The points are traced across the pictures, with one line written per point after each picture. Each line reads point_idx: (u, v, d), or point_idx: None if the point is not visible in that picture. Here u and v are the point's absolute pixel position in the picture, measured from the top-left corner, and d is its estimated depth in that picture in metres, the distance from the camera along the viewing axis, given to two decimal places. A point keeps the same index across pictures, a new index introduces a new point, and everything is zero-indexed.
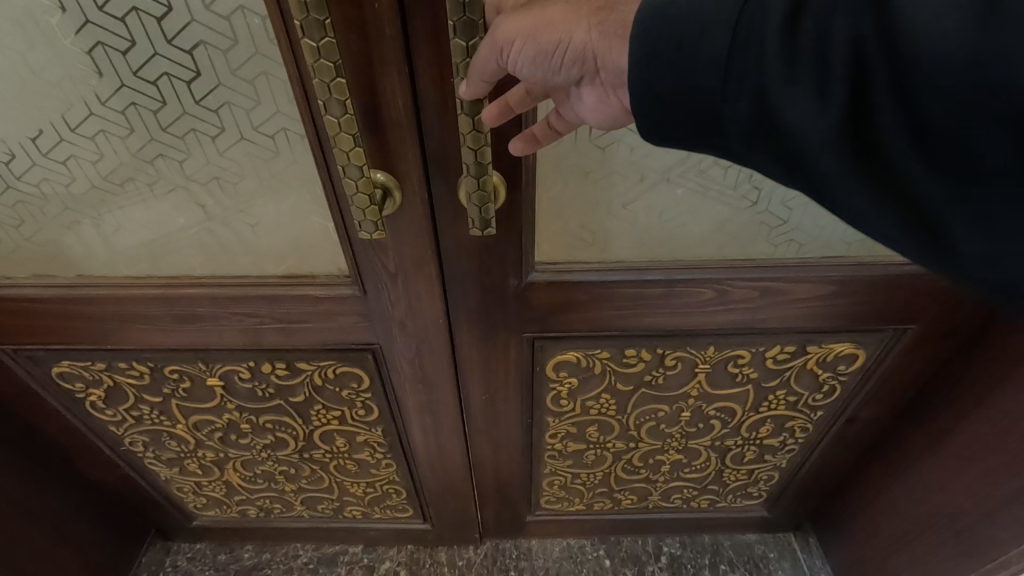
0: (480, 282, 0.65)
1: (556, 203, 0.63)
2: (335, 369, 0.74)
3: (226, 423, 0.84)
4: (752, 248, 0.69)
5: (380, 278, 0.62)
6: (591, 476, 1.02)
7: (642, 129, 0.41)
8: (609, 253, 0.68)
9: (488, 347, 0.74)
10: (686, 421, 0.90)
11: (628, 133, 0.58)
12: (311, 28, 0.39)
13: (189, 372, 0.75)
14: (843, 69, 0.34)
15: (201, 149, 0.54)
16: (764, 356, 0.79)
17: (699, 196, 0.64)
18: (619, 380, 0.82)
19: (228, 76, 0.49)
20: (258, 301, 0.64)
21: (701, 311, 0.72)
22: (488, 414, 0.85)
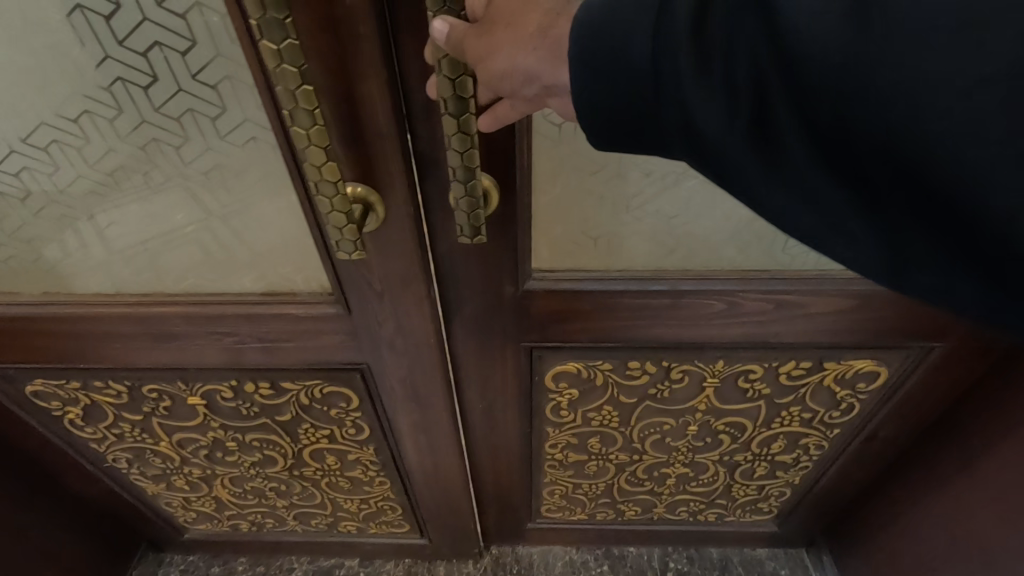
0: (476, 289, 0.60)
1: (555, 208, 0.58)
2: (322, 389, 0.70)
3: (211, 441, 0.80)
4: (766, 255, 0.64)
5: (366, 298, 0.57)
6: (594, 487, 0.97)
7: (590, 139, 0.36)
8: (614, 262, 0.63)
9: (482, 356, 0.69)
10: (693, 435, 0.85)
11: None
12: (271, 29, 0.34)
13: (168, 392, 0.71)
14: (750, 78, 0.30)
15: (164, 159, 0.49)
16: (777, 372, 0.74)
17: (707, 200, 0.58)
18: (623, 392, 0.77)
19: (189, 80, 0.44)
20: (236, 320, 0.60)
21: (711, 324, 0.67)
22: (486, 425, 0.81)
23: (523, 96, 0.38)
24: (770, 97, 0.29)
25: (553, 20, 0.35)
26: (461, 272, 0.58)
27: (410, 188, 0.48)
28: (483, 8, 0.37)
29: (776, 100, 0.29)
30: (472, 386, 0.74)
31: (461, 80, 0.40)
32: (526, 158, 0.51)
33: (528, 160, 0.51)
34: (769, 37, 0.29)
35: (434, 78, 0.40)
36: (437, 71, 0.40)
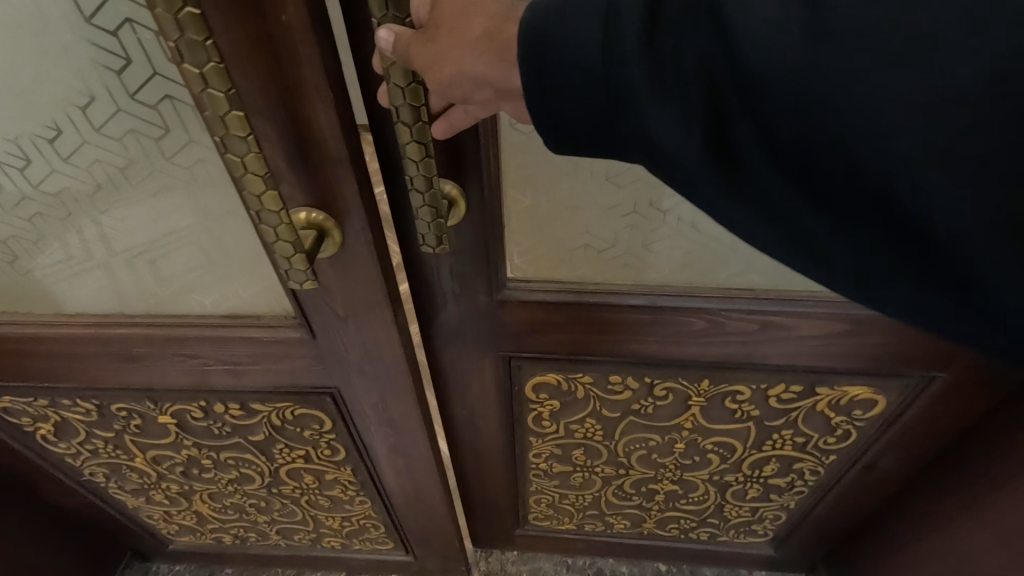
0: (454, 296, 0.63)
1: (528, 217, 0.57)
2: (293, 411, 0.67)
3: (186, 458, 0.78)
4: (756, 274, 0.61)
5: (330, 322, 0.54)
6: (580, 497, 0.95)
7: (549, 144, 0.35)
8: (592, 274, 0.62)
9: (457, 359, 0.71)
10: (681, 454, 0.82)
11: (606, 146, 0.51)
12: (191, 52, 0.30)
13: (138, 411, 0.69)
14: (703, 91, 0.29)
15: (110, 182, 0.46)
16: (767, 394, 0.71)
17: (687, 215, 0.56)
18: (606, 406, 0.75)
19: (127, 100, 0.40)
20: (199, 343, 0.58)
21: (695, 342, 0.65)
22: (470, 430, 0.83)
23: (476, 100, 0.38)
24: (723, 111, 0.29)
25: (499, 25, 0.35)
26: (430, 273, 0.60)
27: (369, 210, 0.45)
28: (428, 12, 0.37)
29: (728, 113, 0.29)
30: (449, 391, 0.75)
31: (409, 89, 0.40)
32: (493, 166, 0.51)
33: (495, 170, 0.52)
34: (718, 49, 0.28)
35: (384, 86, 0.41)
36: (388, 79, 0.39)
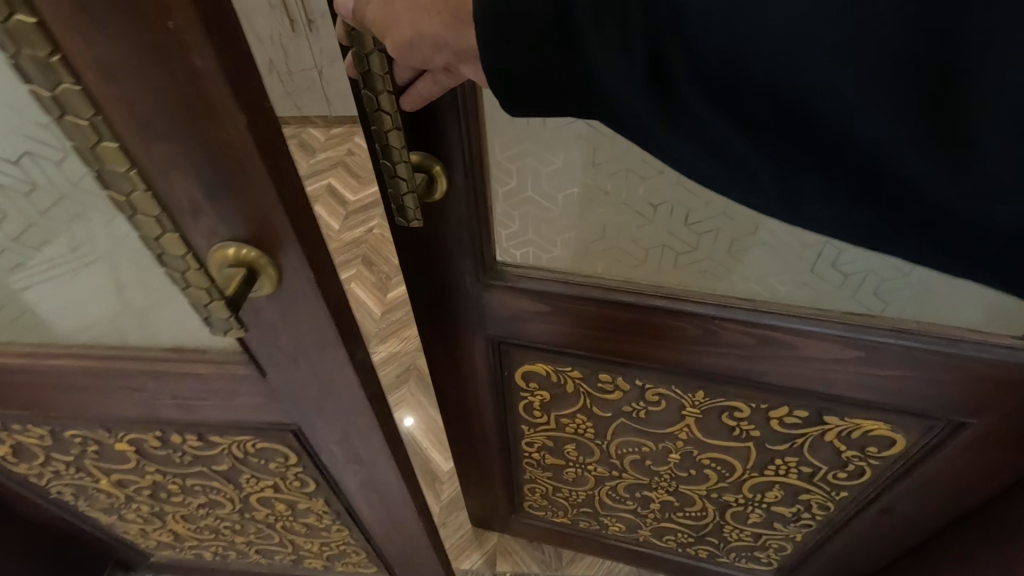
0: (438, 280, 0.72)
1: (521, 201, 0.66)
2: (254, 444, 0.62)
3: (151, 482, 0.74)
4: (758, 285, 0.66)
5: (279, 361, 0.48)
6: (574, 494, 1.07)
7: (509, 110, 0.40)
8: (582, 265, 0.70)
9: (452, 341, 0.81)
10: (676, 464, 0.90)
11: (581, 125, 0.58)
12: (35, 74, 0.29)
13: (92, 437, 0.65)
14: (646, 34, 0.33)
15: (21, 208, 0.42)
16: (767, 414, 0.76)
17: (676, 212, 0.63)
18: (597, 405, 0.85)
19: (9, 120, 0.36)
20: (142, 376, 0.52)
21: (683, 350, 0.71)
22: (461, 408, 0.94)
23: (438, 63, 0.45)
24: (663, 52, 0.33)
25: None
26: (418, 251, 0.69)
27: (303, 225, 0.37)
28: None
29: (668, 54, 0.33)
30: (449, 371, 0.86)
31: (378, 58, 0.49)
32: (472, 153, 0.58)
33: (477, 151, 0.58)
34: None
35: (354, 60, 0.50)
36: (361, 53, 0.49)
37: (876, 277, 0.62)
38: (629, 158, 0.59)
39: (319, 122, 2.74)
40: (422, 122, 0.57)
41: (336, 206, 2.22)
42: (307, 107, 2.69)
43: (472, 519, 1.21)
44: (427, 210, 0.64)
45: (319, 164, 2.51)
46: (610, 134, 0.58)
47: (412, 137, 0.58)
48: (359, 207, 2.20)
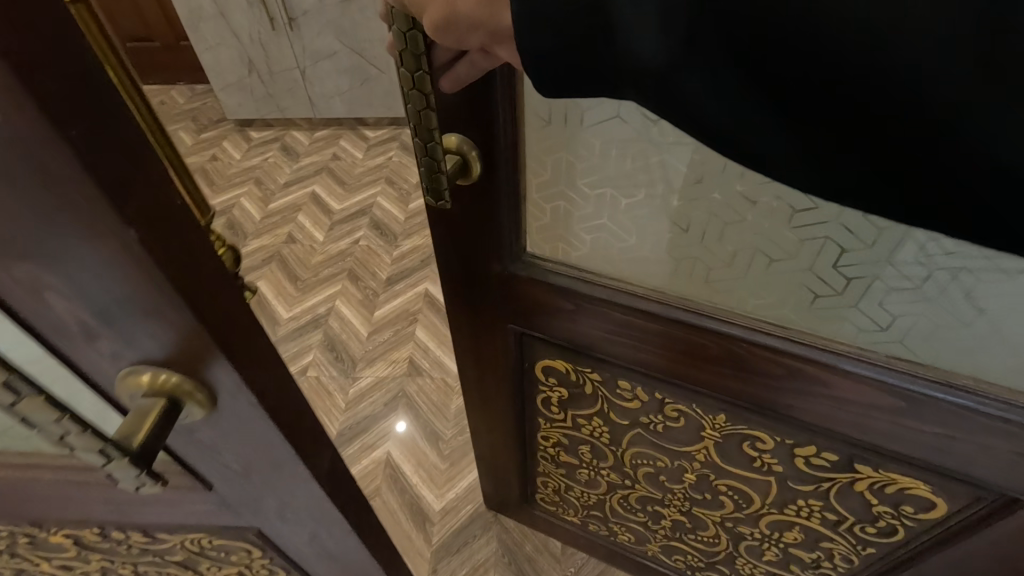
0: (464, 260, 0.73)
1: (554, 193, 0.66)
2: (211, 540, 0.53)
3: (99, 567, 0.64)
4: (791, 309, 0.62)
5: (226, 475, 0.40)
6: (586, 495, 1.04)
7: (545, 93, 0.39)
8: (608, 266, 0.69)
9: (479, 327, 0.82)
10: (690, 485, 0.87)
11: (620, 123, 0.56)
12: None
13: (21, 530, 0.55)
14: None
15: None
16: (791, 450, 0.72)
17: (714, 225, 0.60)
18: (615, 410, 0.83)
19: None
20: (66, 484, 0.43)
21: (708, 369, 0.68)
22: (481, 396, 0.95)
23: (471, 44, 0.43)
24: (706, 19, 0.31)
25: None
26: (451, 231, 0.71)
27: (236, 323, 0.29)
28: None
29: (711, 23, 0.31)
30: (473, 353, 0.87)
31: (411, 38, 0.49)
32: (510, 140, 0.59)
33: (514, 134, 0.59)
34: None
35: (392, 41, 0.51)
36: (397, 33, 0.49)
37: (934, 317, 0.56)
38: (668, 161, 0.57)
39: (303, 125, 2.64)
40: (461, 106, 0.58)
41: (319, 214, 2.11)
42: (290, 109, 2.56)
43: (489, 501, 1.19)
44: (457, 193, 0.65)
45: (303, 169, 2.39)
46: (650, 134, 0.56)
47: (447, 117, 0.59)
48: (344, 215, 2.10)
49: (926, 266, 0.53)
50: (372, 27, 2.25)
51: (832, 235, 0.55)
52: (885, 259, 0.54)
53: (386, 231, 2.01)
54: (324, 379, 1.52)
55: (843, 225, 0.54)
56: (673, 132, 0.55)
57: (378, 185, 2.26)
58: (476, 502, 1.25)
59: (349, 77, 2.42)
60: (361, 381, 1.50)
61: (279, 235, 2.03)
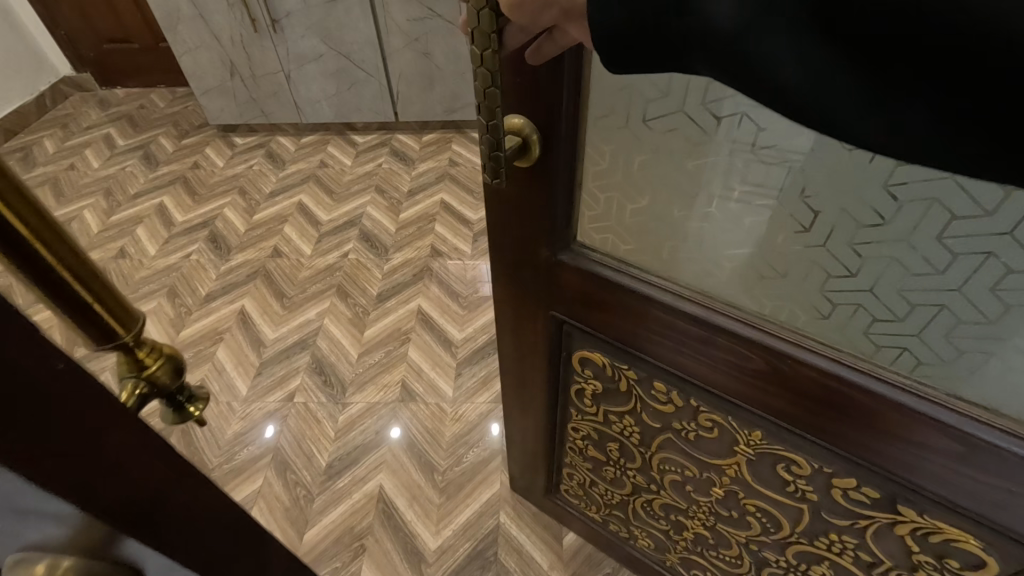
0: (512, 242, 0.75)
1: (611, 184, 0.67)
2: None
3: None
4: (843, 325, 0.61)
5: None
6: (609, 493, 1.03)
7: (609, 69, 0.39)
8: (656, 263, 0.69)
9: (521, 310, 0.84)
10: (717, 500, 0.85)
11: (688, 122, 0.58)
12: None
13: None
14: None
15: None
16: (828, 480, 0.68)
17: (774, 231, 0.61)
18: (648, 413, 0.83)
19: None
20: None
21: (749, 382, 0.66)
22: (517, 377, 0.96)
23: (542, 22, 0.45)
24: None
25: None
26: (502, 206, 0.71)
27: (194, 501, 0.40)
28: None
29: None
30: (514, 335, 0.89)
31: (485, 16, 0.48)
32: (570, 125, 0.59)
33: (576, 116, 0.59)
34: None
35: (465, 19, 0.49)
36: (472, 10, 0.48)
37: (1009, 353, 0.52)
38: (729, 162, 0.59)
39: (288, 130, 2.55)
40: (525, 90, 0.58)
41: (306, 225, 2.03)
42: (276, 114, 2.47)
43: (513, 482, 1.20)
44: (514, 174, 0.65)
45: (289, 177, 2.30)
46: (714, 133, 0.57)
47: (510, 97, 0.59)
48: (332, 227, 2.02)
49: (1003, 300, 0.50)
50: (358, 29, 2.16)
51: (900, 256, 0.53)
52: (957, 288, 0.52)
53: (376, 243, 1.93)
54: (312, 405, 1.43)
55: (913, 246, 0.52)
56: (741, 132, 0.56)
57: (368, 194, 2.18)
58: (476, 538, 1.19)
59: (335, 79, 2.32)
60: (350, 409, 1.43)
61: (265, 249, 1.94)
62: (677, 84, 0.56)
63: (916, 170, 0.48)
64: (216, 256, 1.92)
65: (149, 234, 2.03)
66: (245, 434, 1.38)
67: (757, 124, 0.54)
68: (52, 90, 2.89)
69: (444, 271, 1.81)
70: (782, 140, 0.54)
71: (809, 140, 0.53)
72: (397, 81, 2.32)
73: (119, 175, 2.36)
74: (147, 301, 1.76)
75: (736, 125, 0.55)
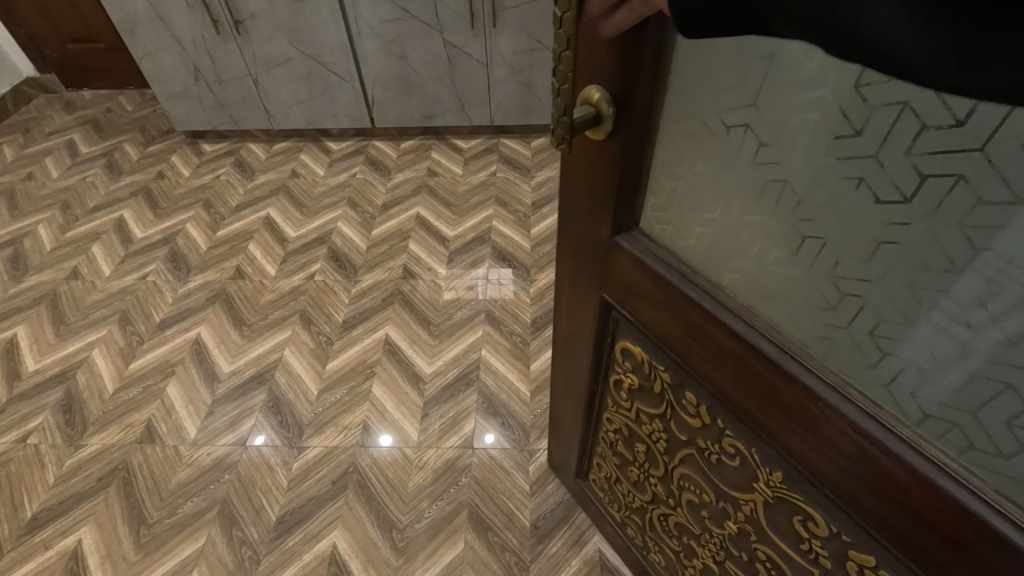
0: (570, 206, 0.68)
1: (677, 172, 0.57)
2: None
3: None
4: (890, 379, 0.48)
5: None
6: (632, 495, 0.96)
7: (682, 33, 0.36)
8: (705, 263, 0.59)
9: (576, 280, 0.77)
10: (729, 535, 0.75)
11: (762, 117, 0.48)
12: None
13: None
14: None
15: None
16: (845, 549, 0.56)
17: (829, 253, 0.49)
18: (676, 424, 0.73)
19: None
20: None
21: (779, 420, 0.55)
22: (567, 351, 0.90)
23: None
24: None
25: None
26: (569, 173, 0.64)
27: None
28: None
29: None
30: (567, 305, 0.83)
31: None
32: (647, 108, 0.51)
33: (653, 97, 0.51)
34: None
35: None
36: None
37: None
38: (795, 167, 0.48)
39: (260, 136, 2.42)
40: (611, 65, 0.50)
41: (271, 244, 1.91)
42: (244, 120, 2.34)
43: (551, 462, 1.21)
44: (589, 147, 0.58)
45: (258, 188, 2.17)
46: (786, 124, 0.47)
47: (587, 63, 0.52)
48: (301, 243, 1.90)
49: None
50: (328, 31, 2.02)
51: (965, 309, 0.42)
52: None
53: (345, 263, 1.81)
54: (266, 450, 1.32)
55: (983, 303, 0.41)
56: (816, 136, 0.45)
57: (340, 207, 2.05)
58: None
59: (306, 83, 2.19)
60: (308, 453, 1.31)
61: (227, 269, 1.82)
62: (761, 64, 0.46)
63: (1000, 212, 0.37)
64: (175, 278, 1.80)
65: (105, 253, 1.90)
66: (192, 484, 1.27)
67: (831, 127, 0.44)
68: (13, 91, 2.72)
69: (417, 294, 1.70)
70: (849, 145, 0.44)
71: (881, 150, 0.42)
72: (372, 85, 2.18)
73: (79, 185, 2.23)
74: (97, 329, 1.64)
75: (808, 129, 0.46)
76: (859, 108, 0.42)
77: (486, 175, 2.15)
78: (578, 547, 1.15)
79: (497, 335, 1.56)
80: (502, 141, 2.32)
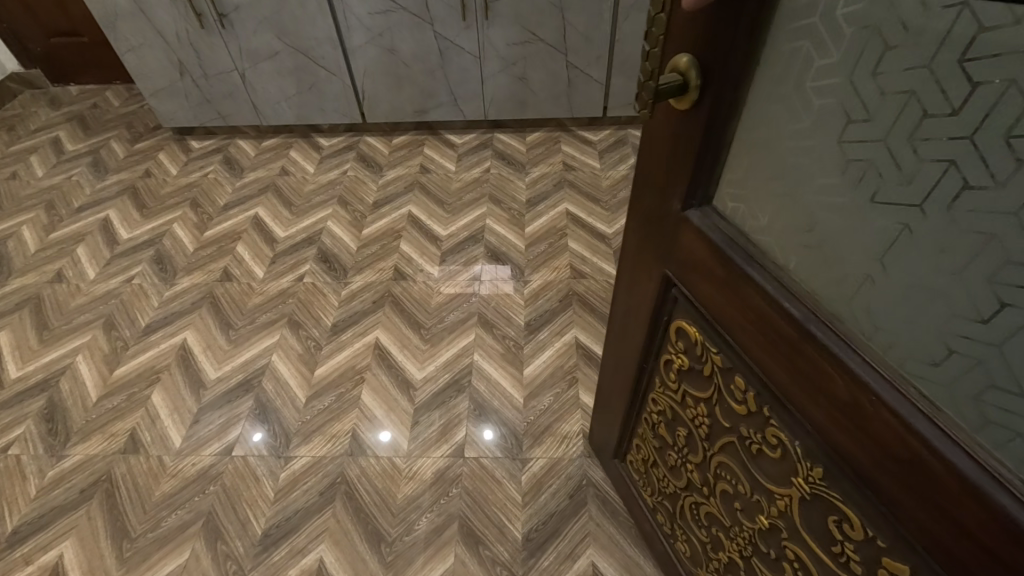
0: (646, 172, 0.66)
1: (756, 144, 0.54)
2: None
3: None
4: (949, 383, 0.43)
5: None
6: (666, 480, 0.93)
7: None
8: (772, 238, 0.56)
9: (642, 251, 0.74)
10: (760, 531, 0.71)
11: (852, 90, 0.44)
12: None
13: None
14: None
15: None
16: (879, 555, 0.52)
17: (901, 238, 0.44)
18: (722, 411, 0.70)
19: None
20: None
21: (828, 414, 0.50)
22: (623, 326, 0.88)
23: None
24: None
25: None
26: (652, 140, 0.62)
27: None
28: None
29: None
30: (630, 277, 0.80)
31: None
32: (738, 76, 0.49)
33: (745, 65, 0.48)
34: None
35: None
36: None
37: None
38: (875, 142, 0.44)
39: (250, 132, 2.37)
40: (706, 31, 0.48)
41: (259, 244, 1.86)
42: (233, 116, 2.29)
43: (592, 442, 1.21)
44: (673, 118, 0.57)
45: (246, 186, 2.12)
46: (875, 97, 0.42)
47: (680, 33, 0.51)
48: (289, 244, 1.86)
49: None
50: (316, 24, 1.96)
51: None
52: None
53: (334, 265, 1.77)
54: (252, 460, 1.29)
55: None
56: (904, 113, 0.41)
57: (329, 206, 2.00)
58: None
59: (295, 77, 2.13)
60: (294, 464, 1.28)
61: (214, 271, 1.78)
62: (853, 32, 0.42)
63: None
64: (160, 281, 1.76)
65: (89, 254, 1.86)
66: (175, 497, 1.24)
67: (923, 99, 0.39)
68: None
69: (409, 296, 1.66)
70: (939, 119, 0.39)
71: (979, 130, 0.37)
72: (362, 79, 2.12)
73: (64, 184, 2.19)
74: (80, 334, 1.60)
75: (899, 105, 0.41)
76: (959, 82, 0.37)
77: (480, 171, 2.10)
78: (570, 561, 1.12)
79: (491, 339, 1.52)
80: (496, 136, 2.26)
